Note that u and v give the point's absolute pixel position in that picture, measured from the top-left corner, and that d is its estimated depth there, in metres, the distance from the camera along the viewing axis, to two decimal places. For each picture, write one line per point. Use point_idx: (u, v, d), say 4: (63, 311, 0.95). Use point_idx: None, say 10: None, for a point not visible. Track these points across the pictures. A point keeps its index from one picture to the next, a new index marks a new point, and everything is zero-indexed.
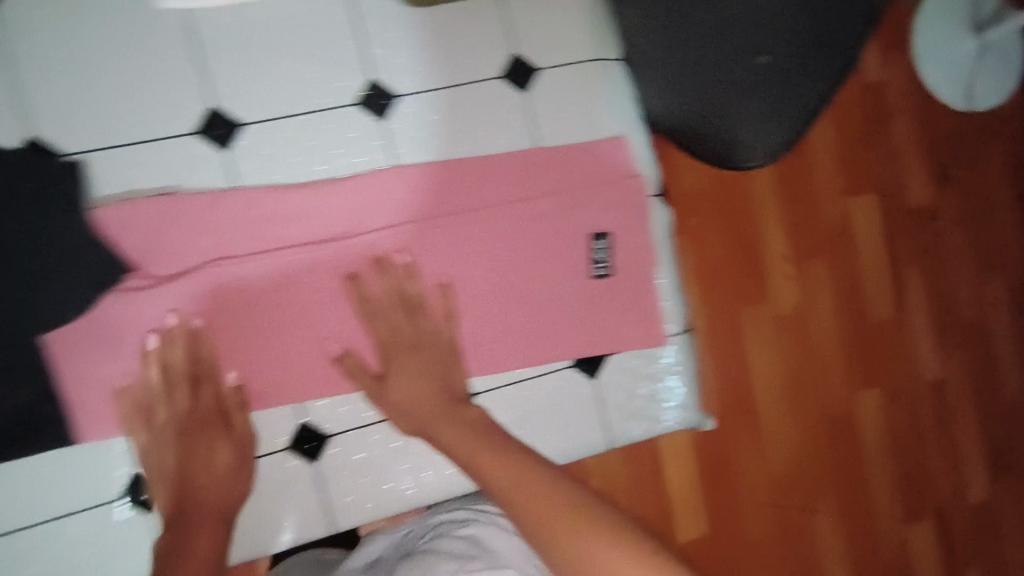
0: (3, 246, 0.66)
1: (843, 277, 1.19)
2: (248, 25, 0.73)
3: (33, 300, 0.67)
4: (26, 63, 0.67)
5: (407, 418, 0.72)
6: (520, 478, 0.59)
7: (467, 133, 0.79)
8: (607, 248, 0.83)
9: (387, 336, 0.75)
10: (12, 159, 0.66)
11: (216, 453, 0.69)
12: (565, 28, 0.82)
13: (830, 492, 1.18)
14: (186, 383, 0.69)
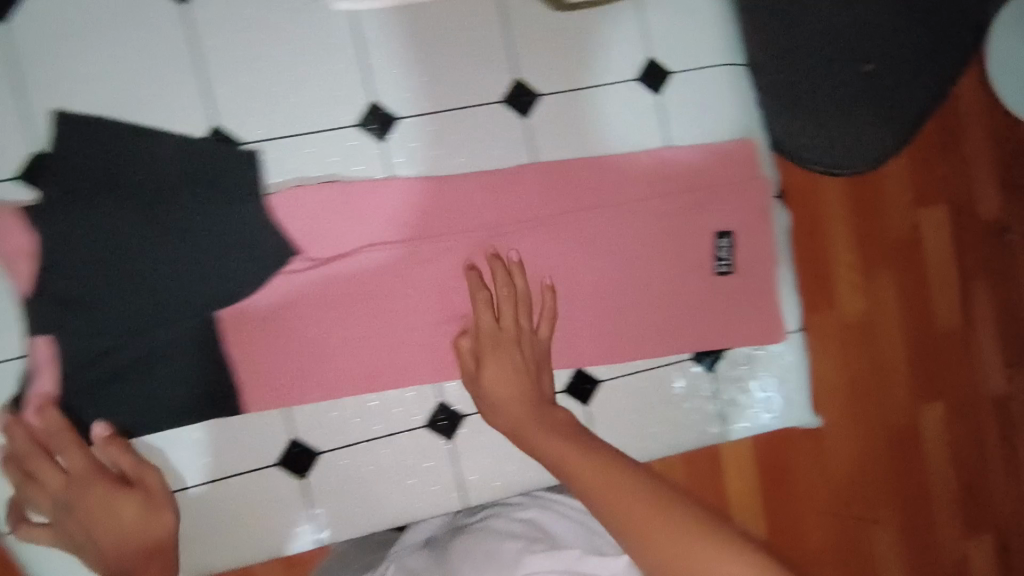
0: (190, 227, 0.72)
1: (911, 295, 1.21)
2: (408, 27, 0.77)
3: (213, 277, 0.73)
4: (212, 57, 0.72)
5: (500, 411, 0.75)
6: (604, 480, 0.62)
7: (602, 133, 0.82)
8: (731, 246, 0.86)
9: (490, 330, 0.77)
10: (199, 146, 0.72)
11: (105, 514, 0.66)
12: (694, 33, 0.85)
13: (888, 503, 1.24)
14: (64, 458, 0.68)
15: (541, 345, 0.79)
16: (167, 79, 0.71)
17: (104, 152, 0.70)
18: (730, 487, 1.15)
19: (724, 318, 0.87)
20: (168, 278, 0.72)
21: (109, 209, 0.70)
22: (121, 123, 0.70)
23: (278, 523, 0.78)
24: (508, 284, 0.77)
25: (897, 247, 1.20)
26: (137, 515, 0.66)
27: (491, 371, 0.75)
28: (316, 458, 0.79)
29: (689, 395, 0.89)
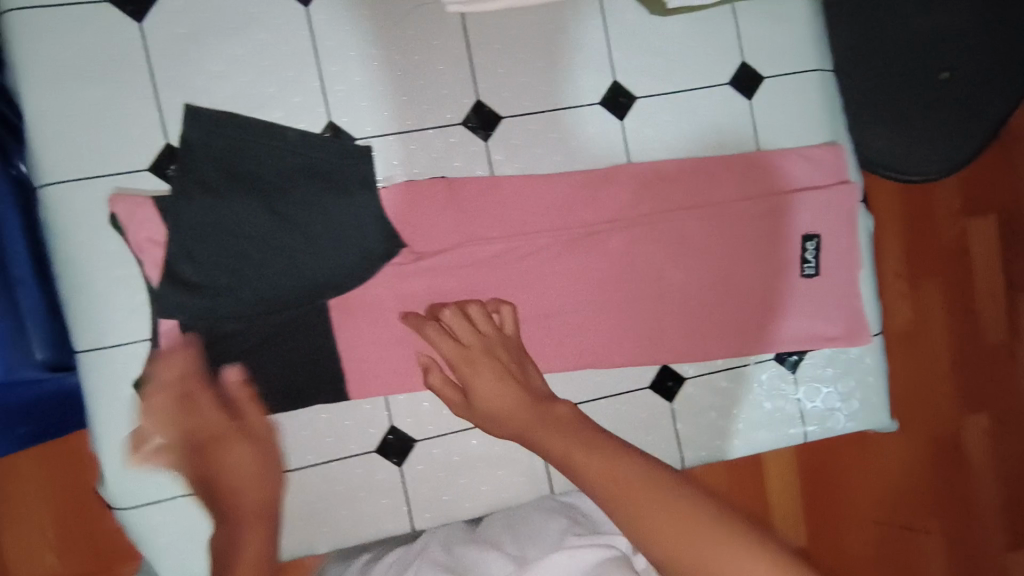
0: (304, 218, 0.75)
1: (957, 307, 1.28)
2: (515, 29, 0.80)
3: (324, 266, 0.76)
4: (332, 57, 0.76)
5: (502, 425, 0.65)
6: (627, 484, 0.53)
7: (693, 134, 0.85)
8: (817, 249, 0.87)
9: (456, 351, 0.70)
10: (318, 141, 0.76)
11: (220, 455, 0.67)
12: (787, 39, 0.87)
13: (935, 513, 1.27)
14: (195, 397, 0.70)
15: (518, 343, 0.73)
16: (287, 78, 0.75)
17: (230, 147, 0.74)
18: (773, 495, 1.18)
19: (810, 319, 0.87)
20: (285, 267, 0.75)
21: (233, 200, 0.73)
22: (246, 118, 0.74)
23: (369, 510, 0.80)
24: (456, 312, 0.73)
25: (947, 255, 1.27)
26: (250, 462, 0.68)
27: (481, 384, 0.66)
28: (410, 447, 0.81)
29: (770, 394, 0.89)
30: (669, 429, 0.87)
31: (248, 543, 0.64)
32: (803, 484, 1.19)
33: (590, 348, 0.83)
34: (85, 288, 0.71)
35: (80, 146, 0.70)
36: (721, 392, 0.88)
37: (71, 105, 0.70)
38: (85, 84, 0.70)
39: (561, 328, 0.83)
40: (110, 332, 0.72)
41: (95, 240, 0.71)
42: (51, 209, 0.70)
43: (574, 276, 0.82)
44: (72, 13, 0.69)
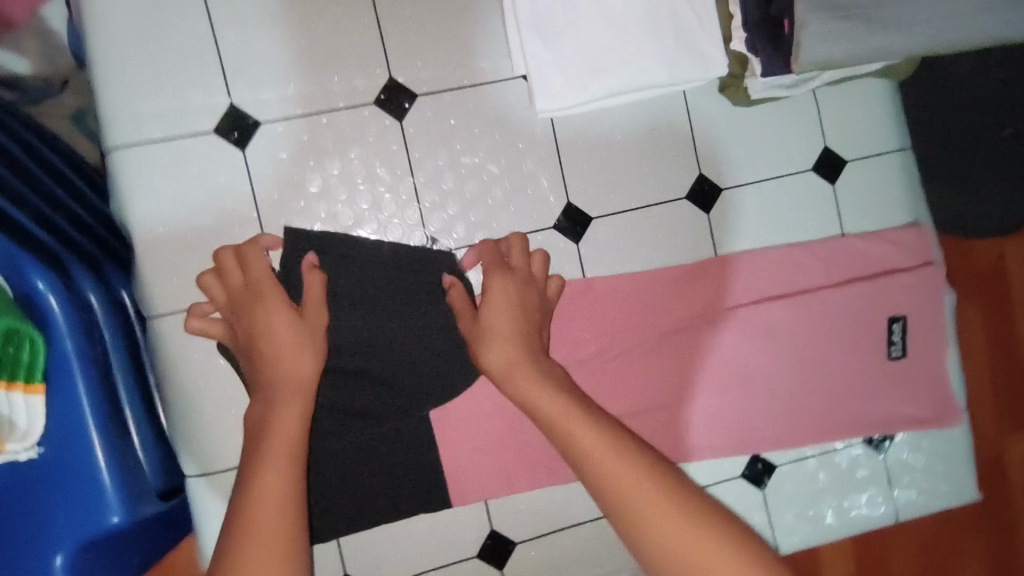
0: (401, 333, 0.76)
1: (1001, 343, 1.29)
2: (600, 129, 0.81)
3: (421, 381, 0.76)
4: (425, 167, 0.77)
5: (495, 347, 0.67)
6: (597, 449, 0.58)
7: (779, 224, 0.85)
8: (904, 331, 0.87)
9: (494, 263, 0.73)
10: (415, 255, 0.76)
11: (273, 324, 0.64)
12: (863, 123, 0.88)
13: (977, 539, 1.24)
14: (249, 264, 0.68)
15: (551, 307, 0.76)
16: (381, 192, 0.76)
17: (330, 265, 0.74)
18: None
19: (900, 402, 0.87)
20: (384, 383, 0.76)
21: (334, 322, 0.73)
22: (345, 237, 0.74)
23: None
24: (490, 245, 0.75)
25: (990, 299, 1.29)
26: (308, 343, 0.65)
27: (495, 300, 0.69)
28: (509, 549, 0.81)
29: (859, 477, 0.88)
30: (763, 520, 0.86)
31: (286, 416, 0.60)
32: None
33: (683, 441, 0.82)
34: (192, 412, 0.72)
35: (188, 274, 0.71)
36: (812, 477, 0.87)
37: (176, 234, 0.71)
38: (192, 212, 0.71)
39: (654, 424, 0.81)
40: (215, 457, 0.73)
41: (201, 364, 0.72)
42: (157, 337, 0.71)
43: (665, 370, 0.82)
44: (179, 145, 0.71)
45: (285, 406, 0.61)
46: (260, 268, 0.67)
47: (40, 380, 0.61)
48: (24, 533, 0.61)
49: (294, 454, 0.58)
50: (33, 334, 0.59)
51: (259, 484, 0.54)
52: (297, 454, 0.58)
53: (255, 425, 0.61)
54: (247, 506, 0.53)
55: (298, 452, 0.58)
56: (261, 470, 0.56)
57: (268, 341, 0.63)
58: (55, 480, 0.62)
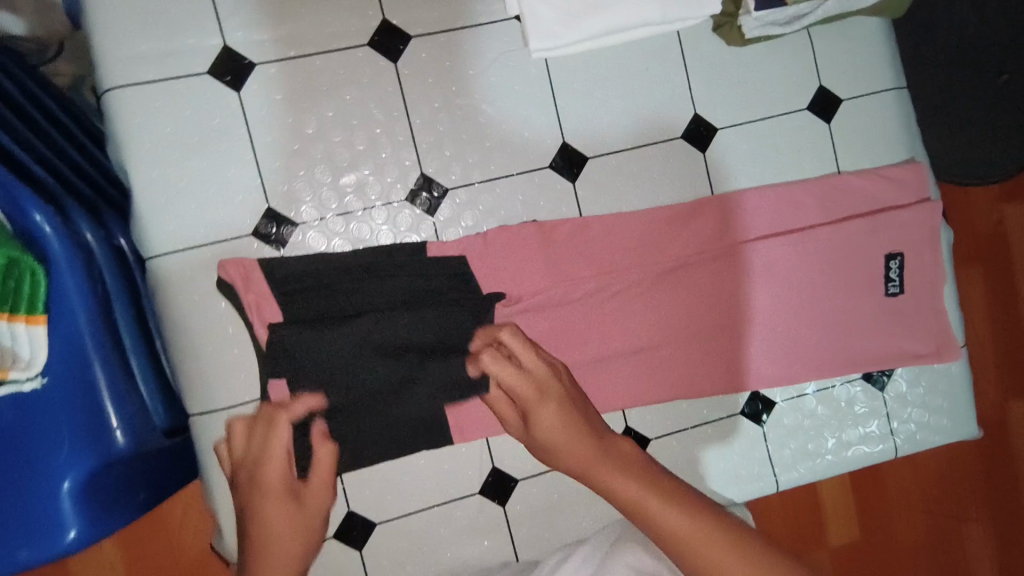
0: (386, 286, 0.74)
1: (1000, 297, 1.29)
2: (594, 70, 0.81)
3: (409, 325, 0.73)
4: (419, 108, 0.77)
5: (560, 457, 0.65)
6: (694, 538, 0.56)
7: (774, 162, 0.86)
8: (902, 267, 0.87)
9: (521, 378, 0.69)
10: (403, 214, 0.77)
11: (270, 509, 0.63)
12: (859, 61, 0.88)
13: (982, 503, 1.25)
14: (256, 435, 0.68)
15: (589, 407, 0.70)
16: (376, 133, 0.76)
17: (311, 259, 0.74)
18: (821, 494, 1.20)
19: (897, 338, 0.88)
20: (371, 331, 0.72)
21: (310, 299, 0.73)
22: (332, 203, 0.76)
23: (478, 548, 0.81)
24: (520, 341, 0.72)
25: (988, 252, 1.29)
26: (299, 530, 0.63)
27: (543, 415, 0.66)
28: (511, 486, 0.82)
29: (857, 413, 0.89)
30: (762, 454, 0.87)
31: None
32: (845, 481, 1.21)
33: (681, 378, 0.83)
34: (195, 354, 0.73)
35: (188, 217, 0.72)
36: (810, 413, 0.88)
37: (176, 177, 0.72)
38: (189, 155, 0.72)
39: (653, 362, 0.82)
40: (221, 395, 0.74)
41: (203, 304, 0.73)
42: (157, 279, 0.72)
43: (664, 307, 0.82)
44: (174, 88, 0.72)
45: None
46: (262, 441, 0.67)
47: (41, 312, 0.62)
48: (31, 459, 0.63)
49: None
50: (34, 267, 0.60)
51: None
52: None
53: None
54: None
55: None
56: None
57: (262, 539, 0.62)
58: (60, 411, 0.64)
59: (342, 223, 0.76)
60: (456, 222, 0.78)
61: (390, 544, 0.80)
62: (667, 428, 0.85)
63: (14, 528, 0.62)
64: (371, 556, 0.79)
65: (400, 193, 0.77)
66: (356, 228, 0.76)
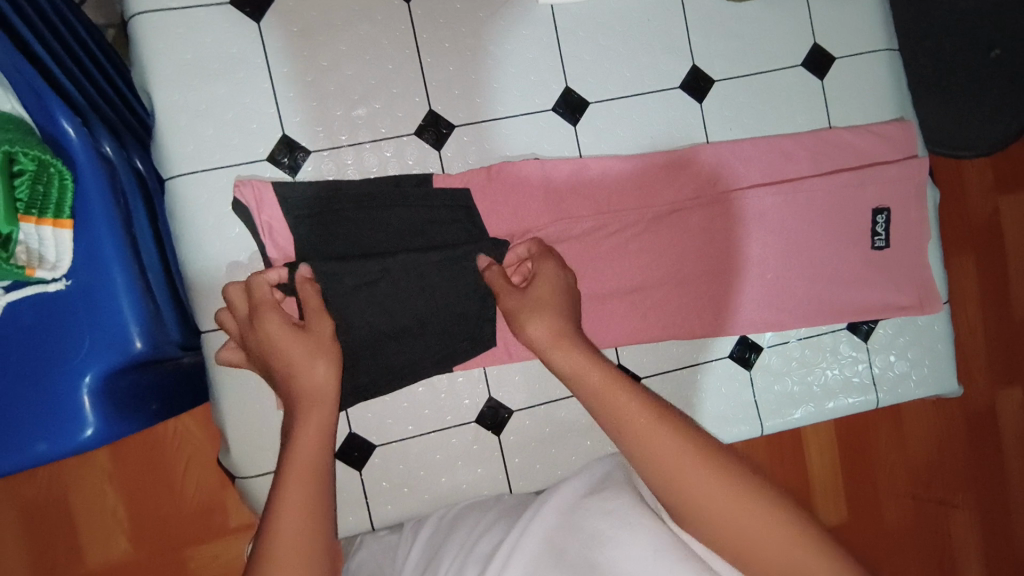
0: (391, 222, 0.78)
1: (991, 277, 1.32)
2: (598, 18, 0.85)
3: (413, 258, 0.76)
4: (430, 46, 0.81)
5: (546, 326, 0.64)
6: (652, 425, 0.54)
7: (767, 115, 0.89)
8: (888, 221, 0.90)
9: (540, 256, 0.73)
10: (411, 148, 0.81)
11: (281, 343, 0.62)
12: (853, 21, 0.92)
13: (967, 488, 1.29)
14: (251, 290, 0.67)
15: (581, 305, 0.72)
16: (388, 69, 0.80)
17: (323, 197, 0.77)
18: (813, 471, 1.22)
19: (881, 290, 0.91)
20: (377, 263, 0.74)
21: (318, 232, 0.76)
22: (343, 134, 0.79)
23: (470, 475, 0.85)
24: (543, 250, 0.74)
25: (979, 231, 1.33)
26: (320, 361, 0.62)
27: (542, 287, 0.69)
28: (505, 418, 0.85)
29: (841, 363, 0.93)
30: (748, 398, 0.91)
31: (304, 435, 0.58)
32: (835, 461, 1.23)
33: (672, 319, 0.87)
34: (207, 271, 0.76)
35: (206, 140, 0.76)
36: (796, 360, 0.92)
37: (195, 99, 0.75)
38: (208, 79, 0.76)
39: (645, 303, 0.86)
40: None
41: (218, 225, 0.76)
42: (173, 197, 0.76)
43: (658, 250, 0.85)
44: (198, 17, 0.75)
45: (308, 424, 0.59)
46: (257, 294, 0.66)
47: (68, 217, 0.66)
48: (53, 357, 0.67)
49: (317, 472, 0.56)
50: (62, 171, 0.64)
51: (283, 499, 0.53)
52: (319, 494, 0.55)
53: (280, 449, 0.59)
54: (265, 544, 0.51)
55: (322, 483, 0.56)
56: (284, 491, 0.54)
57: (290, 373, 0.61)
58: (81, 313, 0.68)
59: (352, 154, 0.79)
60: (462, 158, 0.82)
61: (386, 466, 0.83)
62: (657, 369, 0.88)
63: (35, 419, 0.65)
64: (369, 476, 0.83)
65: (409, 127, 0.81)
66: (366, 159, 0.80)
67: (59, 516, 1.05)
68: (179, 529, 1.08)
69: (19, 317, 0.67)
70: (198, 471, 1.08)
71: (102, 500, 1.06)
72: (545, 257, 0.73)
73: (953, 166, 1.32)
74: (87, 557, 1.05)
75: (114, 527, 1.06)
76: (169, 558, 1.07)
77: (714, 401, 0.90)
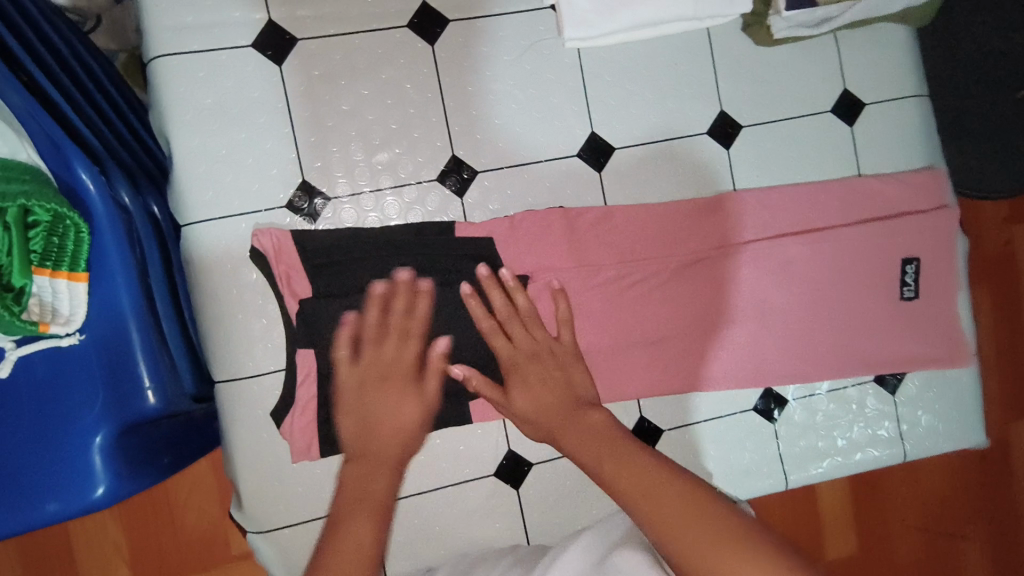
0: (411, 267, 0.76)
1: (1007, 315, 1.30)
2: (623, 63, 0.83)
3: (427, 304, 0.74)
4: (454, 91, 0.79)
5: (539, 416, 0.69)
6: (652, 491, 0.58)
7: (795, 162, 0.88)
8: (917, 271, 0.88)
9: (511, 349, 0.72)
10: (432, 194, 0.79)
11: (398, 402, 0.69)
12: (883, 66, 0.90)
13: (979, 520, 1.25)
14: (403, 341, 0.71)
15: (575, 348, 0.73)
16: (410, 114, 0.78)
17: (343, 244, 0.75)
18: (822, 502, 1.20)
19: (911, 342, 0.88)
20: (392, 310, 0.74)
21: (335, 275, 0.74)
22: (364, 181, 0.77)
23: (487, 529, 0.82)
24: (525, 308, 0.73)
25: (994, 265, 1.30)
26: (407, 411, 0.69)
27: (521, 386, 0.71)
28: (525, 470, 0.83)
29: (868, 416, 0.90)
30: (773, 451, 0.88)
31: (380, 476, 0.63)
32: (846, 490, 1.21)
33: (695, 369, 0.84)
34: (223, 319, 0.74)
35: (225, 187, 0.74)
36: (821, 414, 0.90)
37: (214, 145, 0.74)
38: (227, 123, 0.74)
39: (669, 352, 0.84)
40: (247, 363, 0.75)
41: (236, 274, 0.75)
42: (189, 244, 0.74)
43: (684, 299, 0.83)
44: (218, 60, 0.74)
45: (378, 484, 0.62)
46: (411, 349, 0.71)
47: (83, 270, 0.64)
48: (64, 413, 0.65)
49: (382, 509, 0.60)
50: (78, 224, 0.62)
51: (343, 533, 0.57)
52: (380, 540, 0.57)
53: (341, 496, 0.61)
54: (334, 545, 0.55)
55: (387, 509, 0.60)
56: (354, 524, 0.57)
57: (380, 430, 0.67)
58: (94, 365, 0.66)
59: (373, 201, 0.78)
60: (483, 206, 0.80)
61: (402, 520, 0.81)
62: (680, 420, 0.86)
63: (43, 478, 0.64)
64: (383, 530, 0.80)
65: (431, 173, 0.79)
66: (386, 206, 0.78)
67: (60, 562, 1.02)
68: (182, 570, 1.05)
69: (31, 370, 0.65)
70: (200, 505, 1.06)
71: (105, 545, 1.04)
72: (533, 325, 0.73)
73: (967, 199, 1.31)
74: None
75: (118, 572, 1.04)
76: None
77: (738, 454, 0.87)
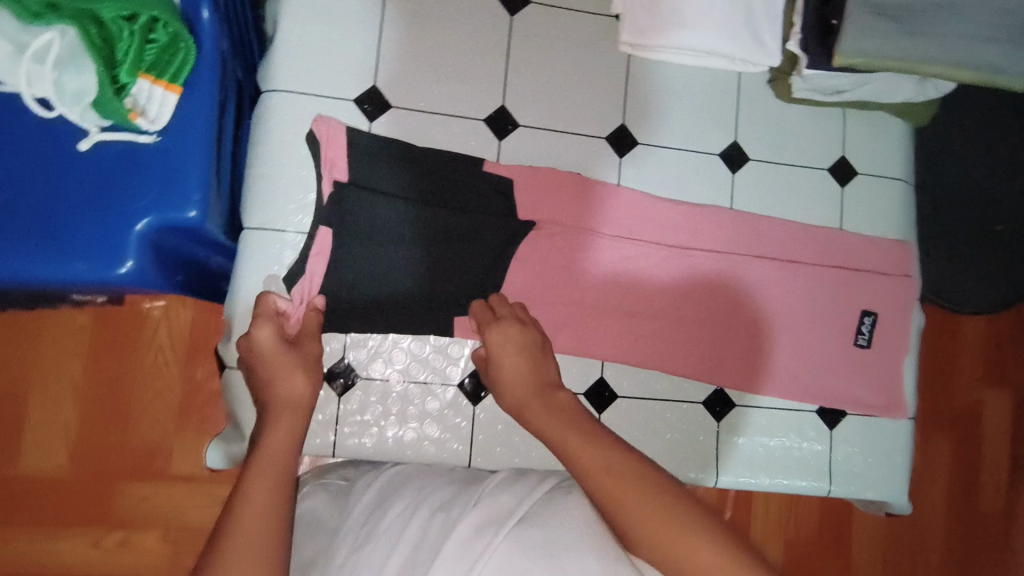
0: (443, 184, 0.88)
1: (961, 465, 1.42)
2: (664, 78, 0.98)
3: (442, 214, 0.87)
4: (519, 55, 0.93)
5: (513, 392, 0.78)
6: (611, 474, 0.64)
7: (787, 203, 1.00)
8: (873, 325, 0.98)
9: (490, 321, 0.83)
10: (477, 127, 0.91)
11: (260, 350, 0.77)
12: (880, 147, 1.04)
13: None
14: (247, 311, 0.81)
15: (544, 336, 0.85)
16: (477, 61, 0.92)
17: (389, 150, 0.87)
18: None
19: (855, 383, 0.97)
20: (411, 215, 0.86)
21: (374, 171, 0.86)
22: (425, 102, 0.90)
23: (435, 434, 0.89)
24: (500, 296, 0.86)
25: (937, 384, 1.43)
26: (271, 352, 0.77)
27: (500, 352, 0.80)
28: (482, 395, 0.90)
29: (801, 442, 0.97)
30: (709, 448, 0.95)
31: (278, 427, 0.71)
32: None
33: (659, 353, 0.93)
34: (267, 176, 0.85)
35: (308, 70, 0.87)
36: (760, 426, 0.97)
37: (312, 36, 0.87)
38: (330, 24, 0.88)
39: (640, 331, 0.93)
40: (274, 218, 0.85)
41: (293, 140, 0.86)
42: (266, 107, 0.86)
43: (663, 289, 0.93)
44: None
45: (279, 426, 0.71)
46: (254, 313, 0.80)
47: (178, 85, 0.76)
48: (116, 197, 0.74)
49: (276, 473, 0.65)
50: (189, 47, 0.76)
51: (246, 494, 0.62)
52: (281, 493, 0.64)
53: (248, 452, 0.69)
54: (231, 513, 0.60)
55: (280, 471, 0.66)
56: (249, 487, 0.63)
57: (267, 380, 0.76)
58: (156, 170, 0.76)
59: (425, 120, 0.90)
60: (516, 154, 0.92)
61: (362, 400, 0.88)
62: (634, 396, 0.94)
63: (82, 242, 0.73)
64: (343, 403, 0.87)
65: (479, 113, 0.91)
66: (434, 126, 0.90)
67: (16, 414, 1.13)
68: (121, 460, 1.15)
69: (100, 159, 0.75)
70: (155, 411, 1.17)
71: (58, 411, 1.14)
72: (510, 314, 0.84)
73: (945, 344, 1.44)
74: (24, 457, 1.13)
75: (59, 442, 1.14)
76: (103, 486, 1.14)
77: (677, 443, 0.94)
